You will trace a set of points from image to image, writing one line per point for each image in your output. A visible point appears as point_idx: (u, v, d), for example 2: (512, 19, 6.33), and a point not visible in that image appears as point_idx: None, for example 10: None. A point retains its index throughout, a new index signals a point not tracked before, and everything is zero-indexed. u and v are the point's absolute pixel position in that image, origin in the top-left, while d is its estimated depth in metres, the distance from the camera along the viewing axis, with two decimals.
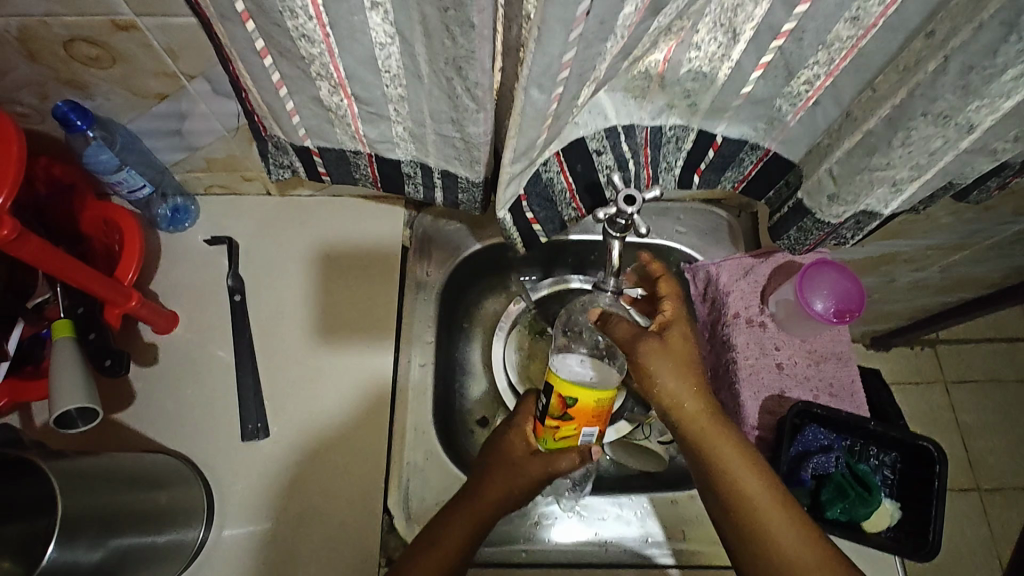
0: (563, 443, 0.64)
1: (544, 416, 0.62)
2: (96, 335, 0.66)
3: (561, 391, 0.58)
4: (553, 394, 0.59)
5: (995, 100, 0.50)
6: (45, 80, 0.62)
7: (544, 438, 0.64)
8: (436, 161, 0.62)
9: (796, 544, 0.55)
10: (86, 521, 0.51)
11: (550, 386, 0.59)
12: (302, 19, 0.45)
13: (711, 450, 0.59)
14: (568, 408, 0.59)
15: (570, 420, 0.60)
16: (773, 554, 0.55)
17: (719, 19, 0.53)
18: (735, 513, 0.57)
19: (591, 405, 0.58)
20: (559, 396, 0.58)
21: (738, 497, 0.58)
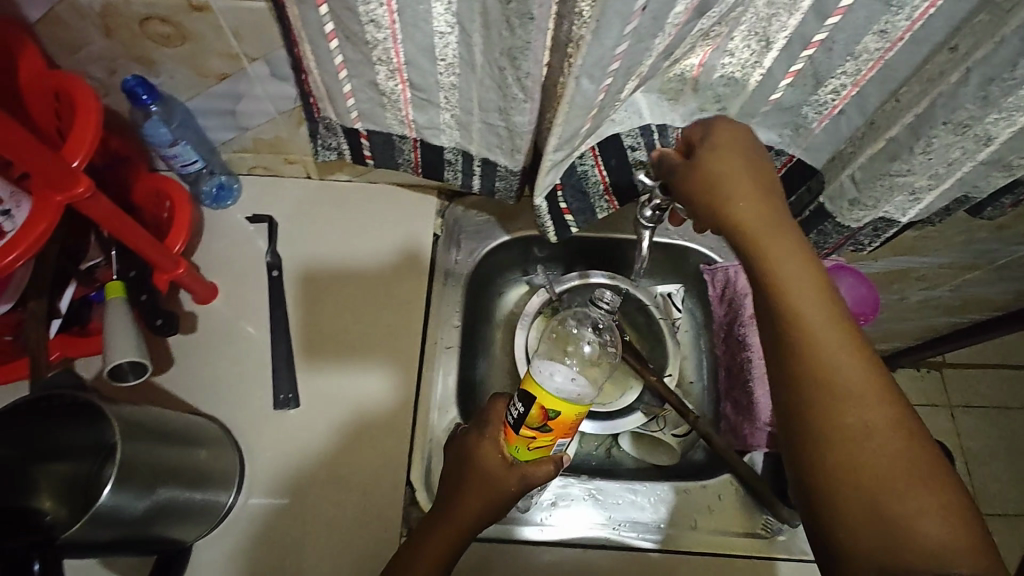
0: (531, 455, 0.62)
1: (518, 426, 0.60)
2: (148, 297, 0.71)
3: (543, 402, 0.57)
4: (533, 405, 0.58)
5: (1012, 113, 0.53)
6: (117, 56, 0.66)
7: (516, 447, 0.61)
8: (478, 149, 0.66)
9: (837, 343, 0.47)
10: (138, 467, 0.54)
11: (530, 399, 0.58)
12: (373, 5, 0.49)
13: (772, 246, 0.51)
14: (549, 419, 0.58)
15: (547, 432, 0.60)
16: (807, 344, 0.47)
17: (754, 28, 0.56)
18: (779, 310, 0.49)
19: (570, 417, 0.59)
20: (541, 408, 0.58)
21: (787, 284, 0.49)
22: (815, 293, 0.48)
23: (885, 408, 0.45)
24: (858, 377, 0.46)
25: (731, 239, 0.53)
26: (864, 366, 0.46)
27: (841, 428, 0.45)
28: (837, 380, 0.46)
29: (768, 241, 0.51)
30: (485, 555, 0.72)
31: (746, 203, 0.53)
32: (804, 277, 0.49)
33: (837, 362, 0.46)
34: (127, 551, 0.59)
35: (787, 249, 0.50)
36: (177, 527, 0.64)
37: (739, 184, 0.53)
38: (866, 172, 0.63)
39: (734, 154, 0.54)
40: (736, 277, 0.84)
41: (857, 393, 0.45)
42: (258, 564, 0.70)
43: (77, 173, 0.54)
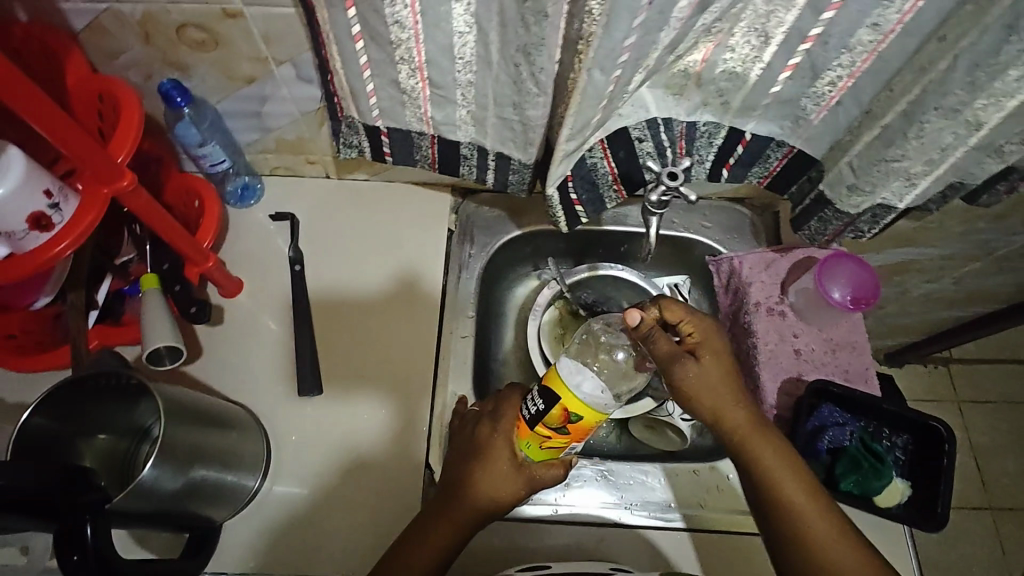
0: (544, 453, 0.62)
1: (536, 422, 0.59)
2: (181, 288, 0.76)
3: (567, 404, 0.57)
4: (557, 407, 0.57)
5: (1001, 98, 0.56)
6: (152, 61, 0.70)
7: (528, 444, 0.61)
8: (492, 143, 0.69)
9: (821, 523, 0.61)
10: (177, 445, 0.57)
11: (555, 400, 0.57)
12: (399, 7, 0.53)
13: (754, 453, 0.64)
14: (568, 422, 0.58)
15: (564, 434, 0.60)
16: (806, 542, 0.61)
17: (754, 24, 0.60)
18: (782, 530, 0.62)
19: (590, 422, 0.59)
20: (564, 409, 0.57)
21: (774, 491, 0.63)
22: (791, 471, 0.64)
23: (833, 533, 0.61)
24: (813, 514, 0.62)
25: (727, 436, 0.66)
26: (816, 505, 0.62)
27: (812, 553, 0.60)
28: (801, 521, 0.61)
29: (755, 441, 0.65)
30: (501, 533, 0.75)
31: (734, 404, 0.66)
32: (764, 447, 0.64)
33: (823, 538, 0.61)
34: (162, 526, 0.62)
35: (751, 434, 0.65)
36: (209, 506, 0.67)
37: (722, 393, 0.66)
38: (863, 158, 0.66)
39: (717, 367, 0.67)
40: (740, 267, 0.87)
41: (814, 529, 0.61)
42: (284, 542, 0.74)
43: (123, 167, 0.58)
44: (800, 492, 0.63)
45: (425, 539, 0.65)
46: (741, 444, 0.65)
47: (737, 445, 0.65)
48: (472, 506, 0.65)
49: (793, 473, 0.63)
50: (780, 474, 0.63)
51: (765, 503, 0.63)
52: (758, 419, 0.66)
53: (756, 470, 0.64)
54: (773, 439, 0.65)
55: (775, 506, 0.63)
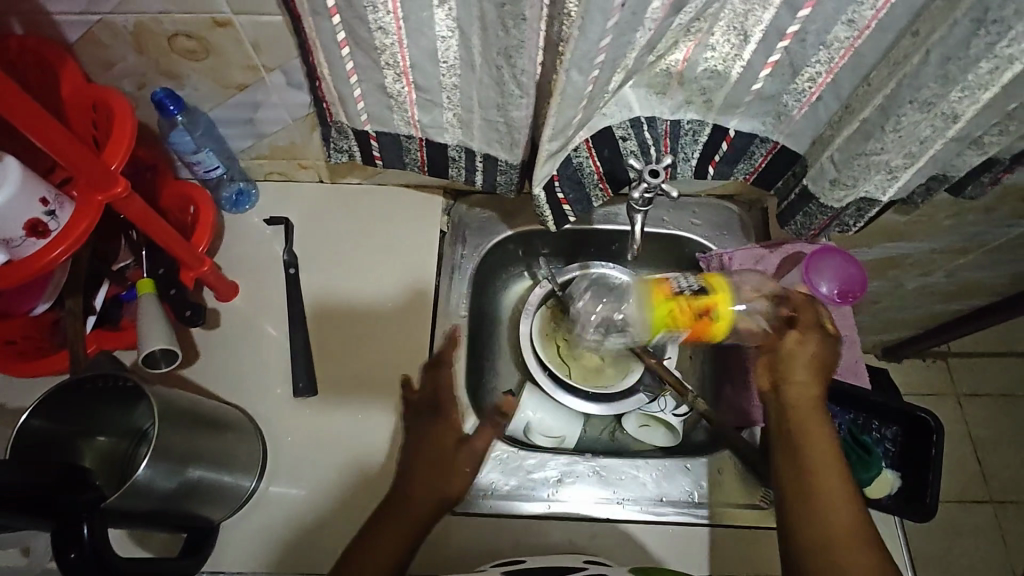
0: (659, 316, 0.81)
1: (679, 294, 0.80)
2: (176, 291, 0.77)
3: (716, 300, 0.77)
4: (710, 292, 0.78)
5: (975, 91, 0.56)
6: (146, 71, 0.71)
7: (680, 301, 0.79)
8: (479, 144, 0.71)
9: (844, 507, 0.59)
10: (171, 445, 0.58)
11: (709, 290, 0.78)
12: (381, 13, 0.54)
13: (807, 427, 0.63)
14: (709, 318, 0.77)
15: (694, 324, 0.78)
16: (823, 518, 0.59)
17: (732, 24, 0.61)
18: (804, 498, 0.60)
19: (724, 321, 0.78)
20: (709, 304, 0.77)
21: (811, 464, 0.61)
22: (833, 454, 0.62)
23: (855, 535, 0.58)
24: (842, 510, 0.59)
25: (790, 406, 0.65)
26: (851, 504, 0.59)
27: (825, 527, 0.58)
28: (828, 514, 0.59)
29: (812, 417, 0.64)
30: (495, 529, 0.76)
31: (810, 378, 0.65)
32: (817, 434, 0.63)
33: (840, 519, 0.58)
34: (159, 525, 0.63)
35: (814, 417, 0.64)
36: (205, 506, 0.68)
37: (808, 366, 0.66)
38: (844, 153, 0.67)
39: (812, 348, 0.66)
40: (729, 263, 0.88)
41: (837, 525, 0.58)
42: (282, 541, 0.75)
43: (116, 174, 0.59)
44: (837, 485, 0.60)
45: (391, 528, 0.65)
46: (799, 425, 0.64)
47: (791, 425, 0.64)
48: (430, 497, 0.66)
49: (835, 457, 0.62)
50: (824, 457, 0.61)
51: (799, 485, 0.61)
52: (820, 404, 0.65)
53: (801, 441, 0.63)
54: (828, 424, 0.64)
55: (807, 494, 0.60)
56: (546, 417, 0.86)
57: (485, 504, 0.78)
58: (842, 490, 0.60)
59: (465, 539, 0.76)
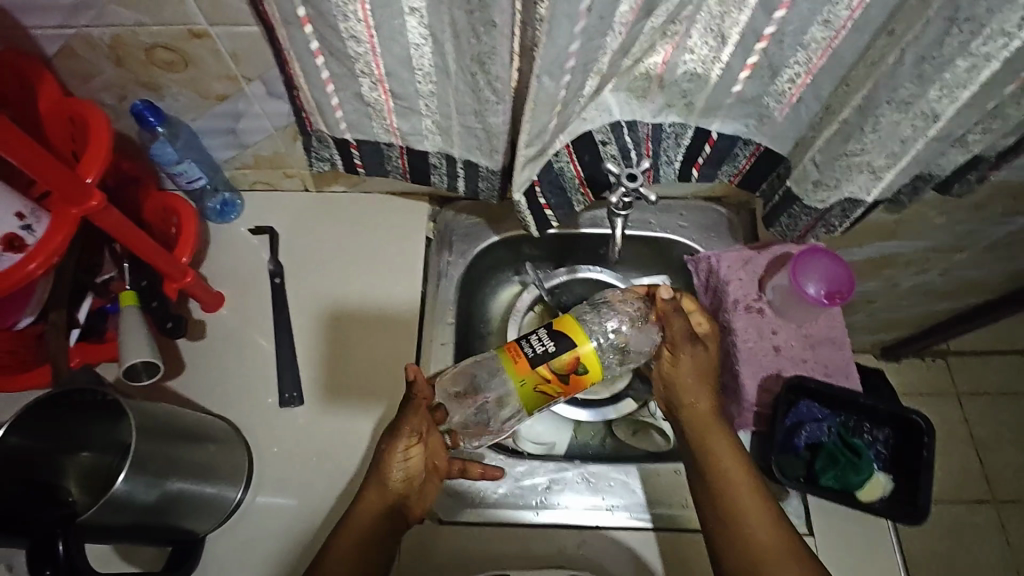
0: (523, 391, 0.67)
1: (538, 362, 0.66)
2: (158, 303, 0.77)
3: (580, 351, 0.67)
4: (574, 346, 0.67)
5: (954, 90, 0.56)
6: (126, 83, 0.71)
7: (555, 368, 0.67)
8: (460, 151, 0.70)
9: (749, 502, 0.67)
10: (149, 460, 0.58)
11: (572, 342, 0.66)
12: (353, 22, 0.54)
13: (708, 437, 0.71)
14: (574, 372, 0.67)
15: (564, 386, 0.68)
16: (733, 517, 0.66)
17: (710, 25, 0.61)
18: (715, 501, 0.68)
19: (588, 378, 0.68)
20: (575, 358, 0.67)
21: (712, 468, 0.69)
22: (731, 457, 0.69)
23: (761, 527, 0.65)
24: (749, 508, 0.66)
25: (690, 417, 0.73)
26: (756, 502, 0.67)
27: (734, 522, 0.66)
28: (735, 513, 0.66)
29: (707, 426, 0.72)
30: (485, 539, 0.76)
31: (700, 389, 0.74)
32: (717, 441, 0.71)
33: (745, 512, 0.66)
34: (142, 538, 0.63)
35: (709, 424, 0.72)
36: (189, 518, 0.68)
37: (697, 380, 0.74)
38: (826, 153, 0.67)
39: (693, 363, 0.74)
40: (717, 266, 0.87)
41: (750, 523, 0.66)
42: (268, 551, 0.74)
43: (92, 188, 0.59)
44: (739, 482, 0.68)
45: (346, 531, 0.67)
46: (699, 435, 0.72)
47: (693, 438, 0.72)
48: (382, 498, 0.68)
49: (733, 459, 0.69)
50: (722, 459, 0.69)
51: (708, 491, 0.69)
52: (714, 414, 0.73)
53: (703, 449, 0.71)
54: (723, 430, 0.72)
55: (716, 496, 0.68)
56: (532, 425, 0.86)
57: (471, 512, 0.77)
58: (742, 489, 0.67)
59: (449, 546, 0.75)
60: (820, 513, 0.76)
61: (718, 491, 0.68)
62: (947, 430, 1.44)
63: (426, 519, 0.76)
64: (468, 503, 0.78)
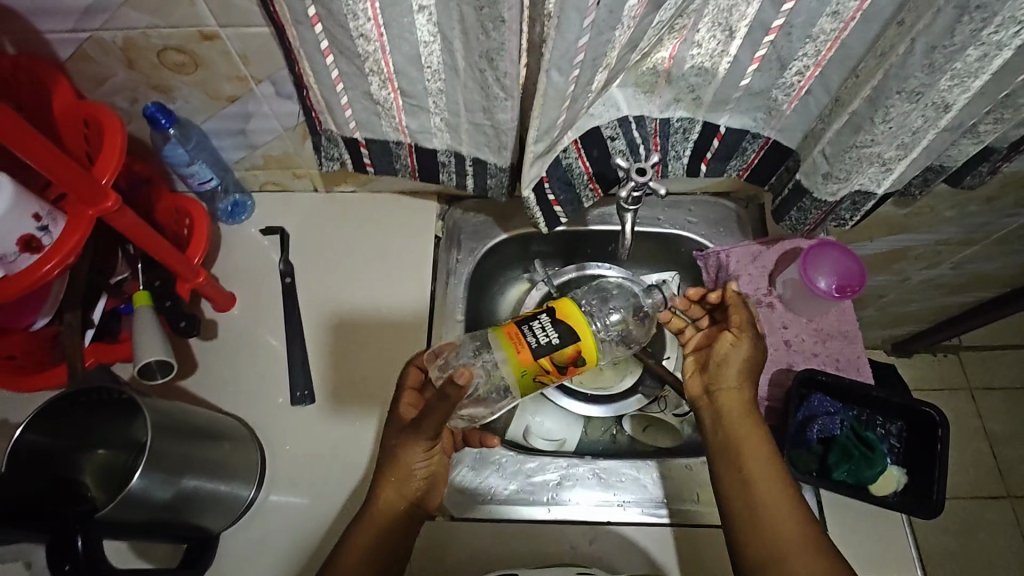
0: (521, 379, 0.66)
1: (542, 352, 0.65)
2: (171, 304, 0.78)
3: (581, 345, 0.66)
4: (574, 338, 0.66)
5: (965, 79, 0.56)
6: (138, 85, 0.72)
7: (556, 360, 0.66)
8: (469, 149, 0.71)
9: (778, 498, 0.64)
10: (165, 457, 0.58)
11: (575, 334, 0.66)
12: (362, 20, 0.54)
13: (740, 429, 0.68)
14: (572, 365, 0.67)
15: (558, 377, 0.67)
16: (761, 512, 0.63)
17: (717, 19, 0.61)
18: (742, 494, 0.65)
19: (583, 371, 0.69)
20: (576, 350, 0.66)
21: (743, 461, 0.66)
22: (765, 451, 0.66)
23: (793, 531, 0.62)
24: (778, 505, 0.64)
25: (724, 407, 0.69)
26: (786, 499, 0.64)
27: (761, 518, 0.63)
28: (766, 515, 0.63)
29: (741, 418, 0.68)
30: (496, 535, 0.76)
31: (741, 380, 0.70)
32: (755, 441, 0.67)
33: (773, 508, 0.63)
34: (157, 536, 0.64)
35: (744, 416, 0.69)
36: (203, 516, 0.68)
37: (742, 371, 0.69)
38: (836, 145, 0.66)
39: (745, 353, 0.70)
40: (726, 261, 0.87)
41: (777, 521, 0.63)
42: (281, 549, 0.75)
43: (107, 189, 0.59)
44: (771, 477, 0.65)
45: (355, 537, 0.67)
46: (735, 433, 0.68)
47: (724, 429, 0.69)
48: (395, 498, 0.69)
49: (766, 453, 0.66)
50: (754, 453, 0.66)
51: (738, 483, 0.65)
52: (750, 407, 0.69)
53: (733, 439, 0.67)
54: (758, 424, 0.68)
55: (747, 495, 0.65)
56: (543, 421, 0.86)
57: (482, 508, 0.78)
58: (773, 484, 0.64)
59: (460, 543, 0.75)
60: (834, 507, 0.76)
61: (747, 485, 0.65)
62: (961, 425, 1.42)
63: (438, 516, 0.76)
64: (479, 499, 0.78)
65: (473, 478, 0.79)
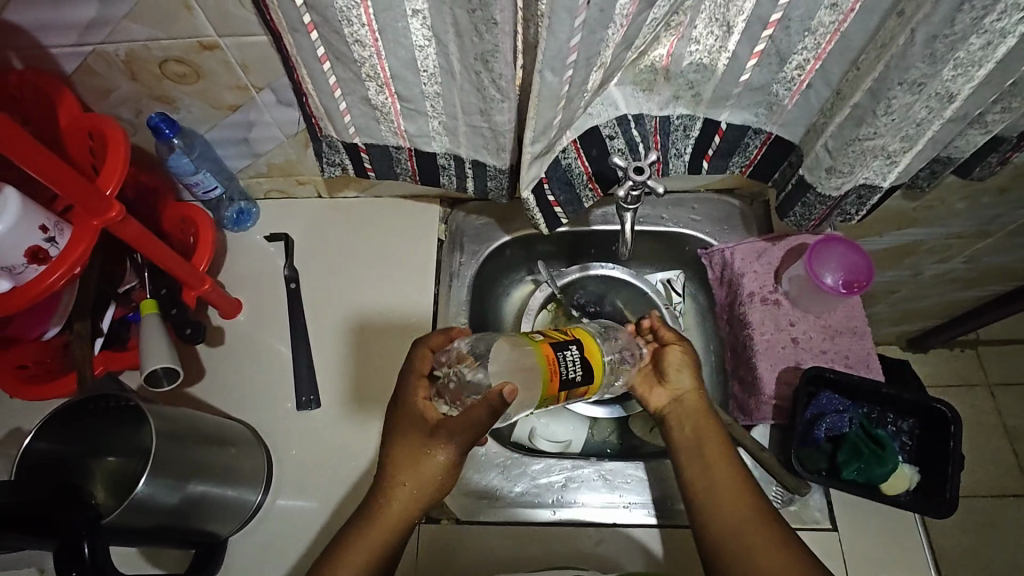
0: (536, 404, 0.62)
1: (565, 386, 0.62)
2: (177, 310, 0.80)
3: (593, 385, 0.65)
4: (592, 377, 0.64)
5: (969, 68, 0.55)
6: (141, 97, 0.73)
7: (567, 395, 0.63)
8: (467, 151, 0.71)
9: (728, 485, 0.66)
10: (171, 463, 0.59)
11: (594, 376, 0.64)
12: (357, 26, 0.55)
13: (690, 423, 0.71)
14: (573, 399, 0.65)
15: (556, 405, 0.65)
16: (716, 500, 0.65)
17: (714, 14, 0.60)
18: (695, 484, 0.67)
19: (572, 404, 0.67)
20: (588, 389, 0.64)
21: (691, 452, 0.69)
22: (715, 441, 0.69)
23: (758, 524, 0.63)
24: (732, 491, 0.65)
25: (674, 405, 0.73)
26: (740, 486, 0.66)
27: (715, 505, 0.65)
28: (731, 509, 0.64)
29: (689, 413, 0.72)
30: (500, 537, 0.76)
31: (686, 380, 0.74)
32: (713, 440, 0.69)
33: (722, 494, 0.65)
34: (165, 542, 0.64)
35: (694, 411, 0.72)
36: (210, 521, 0.69)
37: (687, 372, 0.74)
38: (838, 138, 0.65)
39: (686, 356, 0.74)
40: (731, 258, 0.86)
41: (730, 508, 0.64)
42: (288, 554, 0.75)
43: (110, 199, 0.60)
44: (723, 465, 0.67)
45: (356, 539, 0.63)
46: (685, 427, 0.71)
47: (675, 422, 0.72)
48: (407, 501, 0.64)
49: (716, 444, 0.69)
50: (708, 444, 0.69)
51: (692, 472, 0.68)
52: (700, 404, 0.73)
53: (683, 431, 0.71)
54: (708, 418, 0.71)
55: (712, 492, 0.66)
56: (546, 423, 0.87)
57: (488, 510, 0.77)
58: (723, 471, 0.67)
59: (466, 547, 0.75)
60: (844, 506, 0.75)
61: (700, 474, 0.67)
62: (979, 422, 1.39)
63: (443, 519, 0.76)
64: (484, 502, 0.78)
65: (479, 480, 0.79)
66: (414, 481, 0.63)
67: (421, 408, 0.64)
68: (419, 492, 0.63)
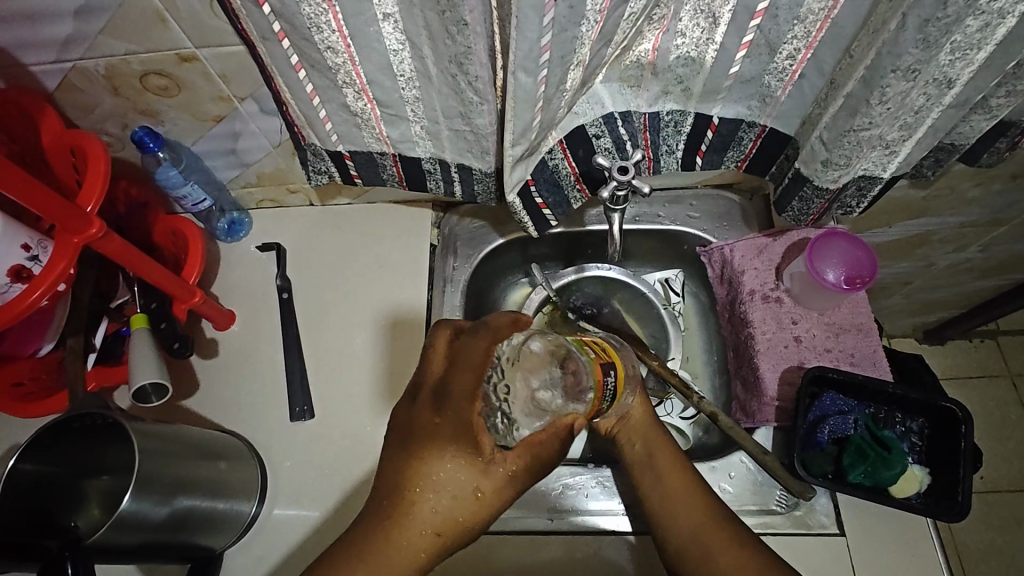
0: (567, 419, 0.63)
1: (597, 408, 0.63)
2: (166, 325, 0.79)
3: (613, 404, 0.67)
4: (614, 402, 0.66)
5: (967, 52, 0.52)
6: (126, 111, 0.73)
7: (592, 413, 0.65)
8: (452, 155, 0.69)
9: (679, 490, 0.67)
10: (157, 479, 0.59)
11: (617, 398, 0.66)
12: (327, 32, 0.53)
13: (635, 435, 0.72)
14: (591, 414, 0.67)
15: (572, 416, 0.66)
16: (669, 510, 0.66)
17: (698, 6, 0.58)
18: (651, 496, 0.68)
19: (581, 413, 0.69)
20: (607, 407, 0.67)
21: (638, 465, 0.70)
22: (661, 452, 0.70)
23: (717, 526, 0.64)
24: (679, 497, 0.67)
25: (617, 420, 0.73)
26: (692, 493, 0.67)
27: (666, 514, 0.66)
28: (688, 515, 0.65)
29: (632, 428, 0.72)
30: (495, 548, 0.74)
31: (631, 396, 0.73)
32: (662, 453, 0.70)
33: (677, 505, 0.66)
34: (156, 557, 0.64)
35: (640, 424, 0.72)
36: (202, 534, 0.69)
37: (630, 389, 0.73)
38: (833, 129, 0.63)
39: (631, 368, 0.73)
40: (730, 257, 0.84)
41: (682, 516, 0.65)
42: (284, 564, 0.75)
43: (90, 215, 0.60)
44: (674, 474, 0.68)
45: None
46: (636, 440, 0.72)
47: (624, 433, 0.72)
48: (422, 539, 0.58)
49: (664, 457, 0.70)
50: (656, 455, 0.70)
51: (651, 481, 0.69)
52: (647, 417, 0.73)
53: (633, 446, 0.71)
54: (652, 431, 0.72)
55: (665, 501, 0.67)
56: None
57: None
58: (674, 480, 0.68)
59: (462, 556, 0.74)
60: (851, 510, 0.72)
61: (654, 487, 0.68)
62: (1001, 416, 1.35)
63: None
64: None
65: None
66: (437, 518, 0.57)
67: (475, 430, 0.55)
68: (440, 531, 0.58)
